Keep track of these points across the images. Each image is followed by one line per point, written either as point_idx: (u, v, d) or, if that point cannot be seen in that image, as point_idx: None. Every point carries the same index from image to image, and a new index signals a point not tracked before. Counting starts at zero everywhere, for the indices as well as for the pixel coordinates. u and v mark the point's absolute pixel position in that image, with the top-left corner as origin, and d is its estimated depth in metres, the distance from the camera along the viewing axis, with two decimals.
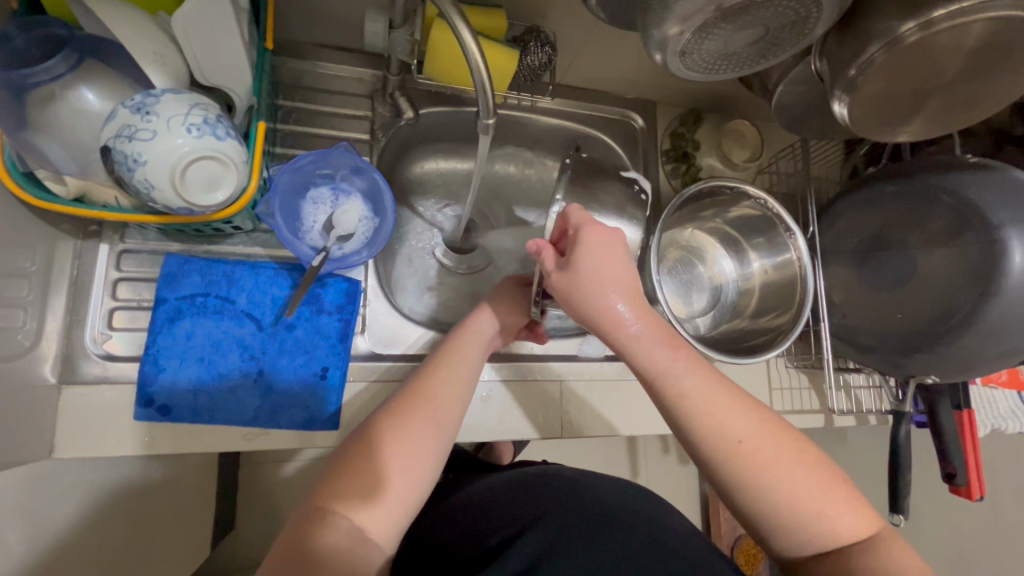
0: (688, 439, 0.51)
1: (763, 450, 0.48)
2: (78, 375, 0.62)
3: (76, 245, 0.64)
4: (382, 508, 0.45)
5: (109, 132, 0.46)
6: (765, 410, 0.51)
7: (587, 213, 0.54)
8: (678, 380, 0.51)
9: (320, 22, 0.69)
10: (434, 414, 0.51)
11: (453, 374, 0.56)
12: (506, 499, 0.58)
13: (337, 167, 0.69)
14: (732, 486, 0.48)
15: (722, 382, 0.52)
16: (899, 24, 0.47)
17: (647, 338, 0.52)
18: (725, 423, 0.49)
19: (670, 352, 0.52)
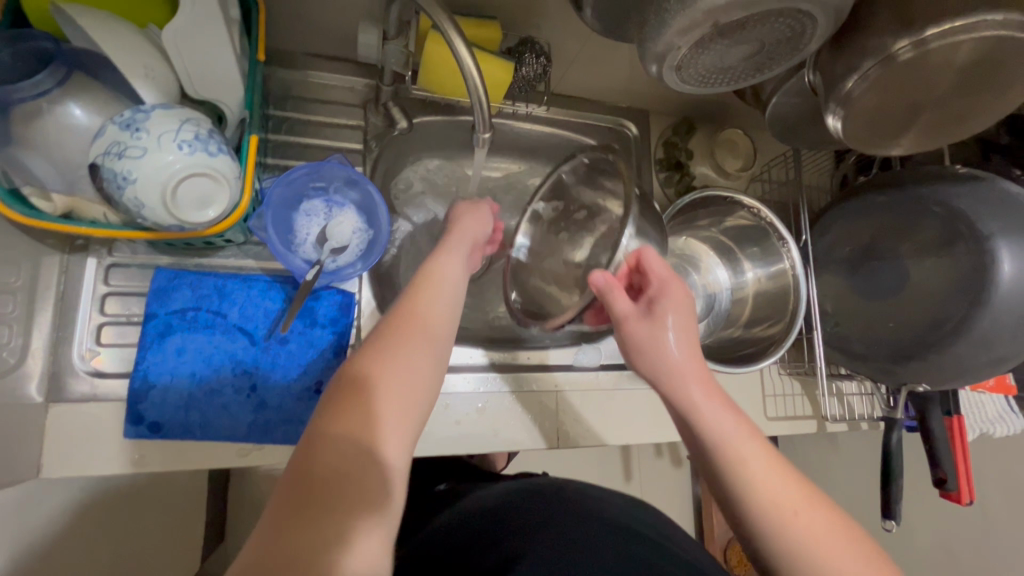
0: (734, 501, 0.46)
1: (816, 527, 0.43)
2: (66, 392, 0.61)
3: (63, 260, 0.63)
4: (391, 423, 0.42)
5: (98, 149, 0.45)
6: (827, 499, 0.45)
7: (668, 266, 0.60)
8: (734, 446, 0.48)
9: (311, 32, 0.69)
10: (431, 337, 0.49)
11: (435, 296, 0.53)
12: (520, 512, 0.57)
13: (331, 179, 0.68)
14: (777, 560, 0.42)
15: (777, 456, 0.48)
16: (893, 42, 0.47)
17: (708, 400, 0.53)
18: (773, 490, 0.45)
19: (734, 416, 0.51)
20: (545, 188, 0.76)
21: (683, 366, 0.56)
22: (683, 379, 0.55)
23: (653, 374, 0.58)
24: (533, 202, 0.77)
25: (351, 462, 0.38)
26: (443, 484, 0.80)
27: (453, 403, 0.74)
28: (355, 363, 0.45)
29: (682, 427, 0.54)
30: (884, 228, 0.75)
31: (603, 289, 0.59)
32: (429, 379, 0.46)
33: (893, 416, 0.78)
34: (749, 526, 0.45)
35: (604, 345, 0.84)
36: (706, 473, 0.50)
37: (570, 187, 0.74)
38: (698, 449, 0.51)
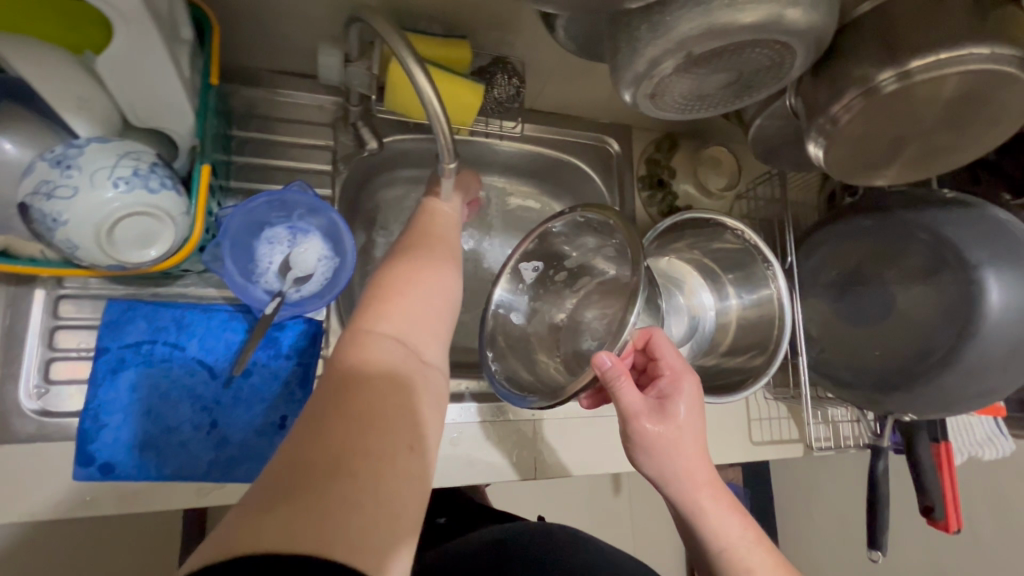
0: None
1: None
2: (12, 433, 0.58)
3: (9, 292, 0.59)
4: (421, 329, 0.44)
5: (26, 187, 0.42)
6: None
7: (683, 358, 0.57)
8: (741, 556, 0.52)
9: (273, 47, 0.65)
10: (445, 256, 0.52)
11: (437, 245, 0.53)
12: (533, 548, 0.56)
13: (293, 206, 0.65)
14: None
15: (780, 561, 0.52)
16: (877, 73, 0.45)
17: (716, 504, 0.54)
18: None
19: (736, 518, 0.54)
20: (531, 244, 0.71)
21: (695, 470, 0.54)
22: (692, 484, 0.54)
23: (661, 475, 0.55)
24: (511, 260, 0.71)
25: (390, 366, 0.40)
26: (440, 518, 0.78)
27: None
28: (367, 304, 0.44)
29: (682, 521, 0.56)
30: (871, 253, 0.73)
31: (615, 378, 0.53)
32: (444, 306, 0.48)
33: (880, 444, 0.77)
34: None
35: None
36: (706, 566, 0.54)
37: (558, 243, 0.73)
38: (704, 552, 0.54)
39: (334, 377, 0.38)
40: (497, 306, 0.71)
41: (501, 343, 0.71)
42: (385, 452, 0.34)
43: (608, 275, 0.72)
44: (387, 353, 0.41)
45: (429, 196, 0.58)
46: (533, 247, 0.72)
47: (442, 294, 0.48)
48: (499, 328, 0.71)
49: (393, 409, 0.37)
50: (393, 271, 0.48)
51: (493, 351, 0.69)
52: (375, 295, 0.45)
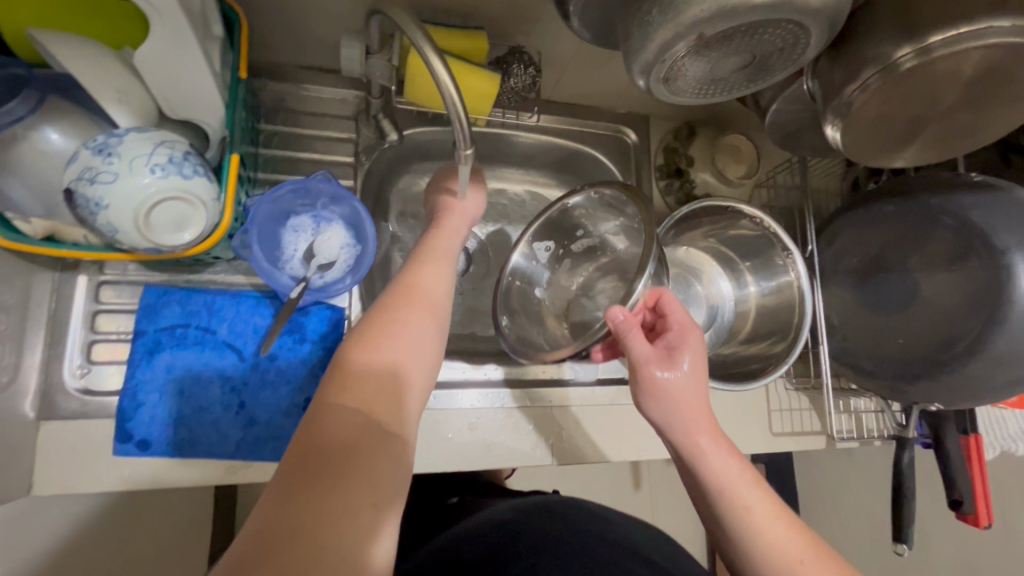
0: (737, 544, 0.48)
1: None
2: (57, 410, 0.61)
3: (55, 278, 0.63)
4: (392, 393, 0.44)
5: (71, 174, 0.45)
6: (828, 548, 0.47)
7: (689, 312, 0.58)
8: (738, 492, 0.50)
9: (299, 43, 0.68)
10: (430, 305, 0.51)
11: (419, 295, 0.51)
12: (534, 525, 0.54)
13: (318, 195, 0.67)
14: None
15: (779, 507, 0.49)
16: (894, 50, 0.45)
17: (715, 446, 0.52)
18: (782, 543, 0.47)
19: (738, 462, 0.52)
20: (546, 219, 0.72)
21: (696, 417, 0.53)
22: (691, 426, 0.53)
23: (667, 422, 0.54)
24: (524, 234, 0.72)
25: (355, 436, 0.40)
26: (455, 497, 0.77)
27: (447, 419, 0.72)
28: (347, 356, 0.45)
29: (683, 468, 0.54)
30: (894, 239, 0.72)
31: (623, 325, 0.55)
32: (421, 369, 0.47)
33: (904, 435, 0.75)
34: (753, 570, 0.47)
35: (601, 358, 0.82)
36: (707, 516, 0.52)
37: (572, 217, 0.74)
38: (702, 495, 0.52)
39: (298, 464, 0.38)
40: (511, 274, 0.73)
41: (515, 304, 0.74)
42: (344, 514, 0.37)
43: (619, 251, 0.72)
44: (351, 434, 0.40)
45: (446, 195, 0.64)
46: (545, 224, 0.73)
47: (417, 356, 0.47)
48: (513, 291, 0.73)
49: (353, 479, 0.38)
50: (367, 325, 0.47)
51: (505, 315, 0.71)
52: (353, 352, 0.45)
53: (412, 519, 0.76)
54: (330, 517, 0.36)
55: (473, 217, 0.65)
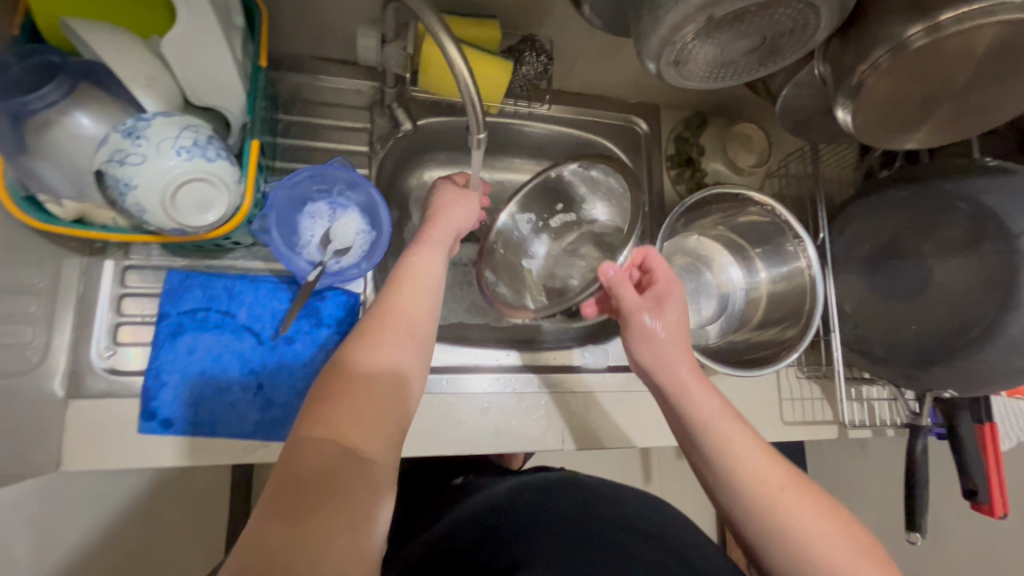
0: (720, 476, 0.51)
1: (802, 504, 0.47)
2: (85, 388, 0.64)
3: (83, 262, 0.65)
4: (369, 421, 0.42)
5: (101, 156, 0.47)
6: (808, 480, 0.49)
7: (672, 268, 0.62)
8: (720, 428, 0.52)
9: (316, 35, 0.70)
10: (411, 326, 0.49)
11: (398, 321, 0.48)
12: (532, 506, 0.53)
13: (334, 182, 0.69)
14: (770, 536, 0.46)
15: (763, 444, 0.51)
16: (905, 29, 0.45)
17: (699, 384, 0.56)
18: (762, 471, 0.49)
19: (719, 397, 0.55)
20: (531, 188, 0.78)
21: (681, 358, 0.58)
22: (676, 363, 0.57)
23: (655, 362, 0.59)
24: (512, 200, 0.78)
25: (329, 466, 0.39)
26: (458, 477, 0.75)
27: (459, 403, 0.73)
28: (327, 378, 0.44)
29: (669, 410, 0.58)
30: (907, 225, 0.71)
31: (612, 278, 0.61)
32: (401, 395, 0.45)
33: (918, 424, 0.75)
34: (733, 498, 0.49)
35: (612, 346, 0.83)
36: (690, 450, 0.54)
37: (557, 188, 0.80)
38: (687, 435, 0.55)
39: (272, 500, 0.37)
40: (496, 238, 0.78)
41: (499, 262, 0.79)
42: (320, 542, 0.36)
43: (600, 221, 0.81)
44: (324, 467, 0.39)
45: (443, 182, 0.65)
46: (530, 192, 0.79)
47: (396, 380, 0.45)
48: (498, 253, 0.78)
49: (328, 507, 0.37)
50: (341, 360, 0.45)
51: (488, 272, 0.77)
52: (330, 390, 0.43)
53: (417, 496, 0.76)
54: (308, 542, 0.35)
55: (462, 230, 0.62)
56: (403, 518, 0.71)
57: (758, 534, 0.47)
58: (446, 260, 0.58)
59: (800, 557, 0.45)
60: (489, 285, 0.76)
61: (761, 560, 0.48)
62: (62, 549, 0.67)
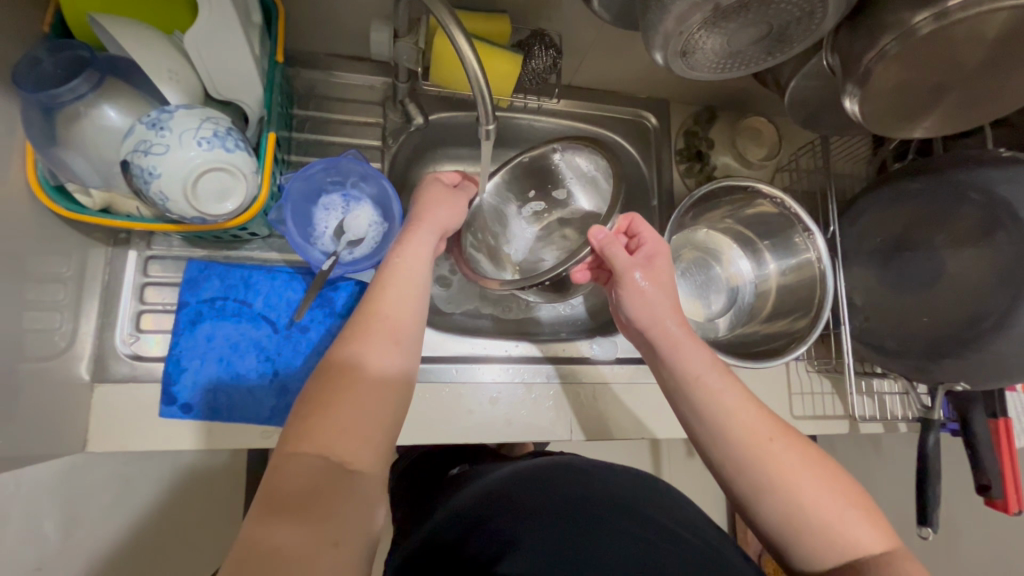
0: (712, 428, 0.54)
1: (788, 453, 0.51)
2: (109, 373, 0.66)
3: (108, 252, 0.68)
4: (353, 430, 0.44)
5: (127, 147, 0.49)
6: (794, 432, 0.53)
7: (657, 231, 0.65)
8: (706, 381, 0.56)
9: (330, 31, 0.71)
10: (396, 332, 0.50)
11: (383, 325, 0.50)
12: (528, 496, 0.53)
13: (347, 174, 0.71)
14: (759, 485, 0.49)
15: (754, 401, 0.55)
16: (913, 16, 0.45)
17: (687, 338, 0.60)
18: (750, 423, 0.53)
19: (709, 354, 0.59)
20: (522, 160, 0.79)
21: (670, 315, 0.61)
22: (667, 320, 0.61)
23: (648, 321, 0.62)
24: (500, 169, 0.77)
25: (315, 478, 0.41)
26: (455, 467, 0.73)
27: (468, 392, 0.75)
28: (317, 384, 0.46)
29: (659, 364, 0.61)
30: (918, 217, 0.71)
31: (603, 243, 0.64)
32: (389, 405, 0.47)
33: (929, 418, 0.74)
34: (722, 448, 0.53)
35: (620, 339, 0.84)
36: (680, 405, 0.57)
37: (542, 169, 0.82)
38: (677, 388, 0.58)
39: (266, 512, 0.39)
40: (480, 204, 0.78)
41: (477, 231, 0.80)
42: (308, 553, 0.38)
43: (586, 207, 0.85)
44: (315, 479, 0.41)
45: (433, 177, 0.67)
46: (519, 165, 0.80)
47: (381, 388, 0.47)
48: (478, 219, 0.79)
49: (318, 516, 0.40)
50: (334, 365, 0.47)
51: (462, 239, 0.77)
52: (321, 393, 0.45)
53: (414, 483, 0.76)
54: (297, 554, 0.38)
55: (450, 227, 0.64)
56: (407, 507, 0.71)
57: (745, 480, 0.50)
58: (432, 257, 0.59)
59: (786, 500, 0.48)
60: (466, 251, 0.77)
61: (746, 505, 0.51)
62: (87, 529, 0.70)
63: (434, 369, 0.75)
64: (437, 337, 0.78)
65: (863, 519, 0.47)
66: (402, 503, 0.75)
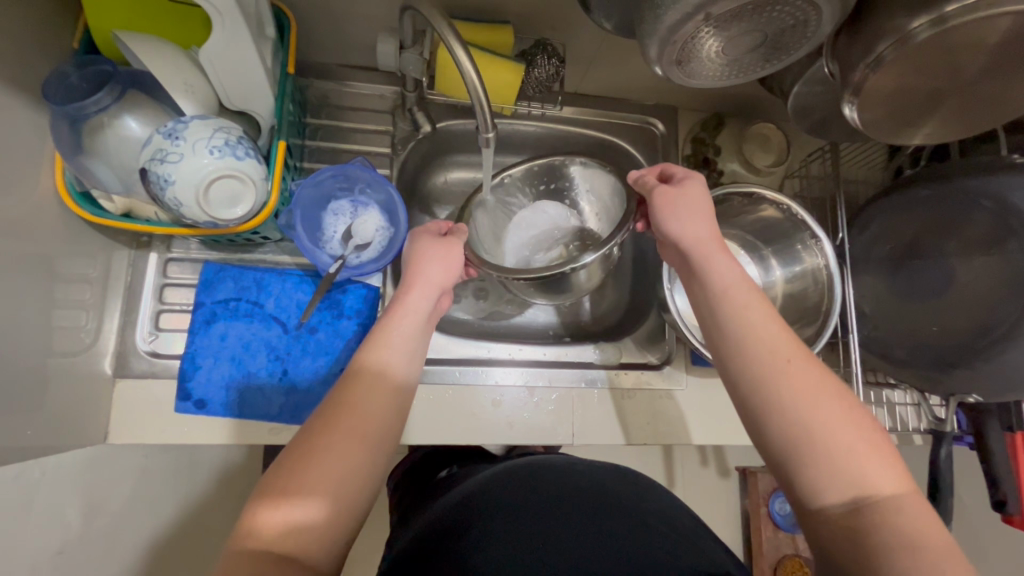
0: (733, 343, 0.51)
1: (806, 377, 0.47)
2: (130, 369, 0.69)
3: (131, 254, 0.71)
4: (309, 519, 0.42)
5: (146, 155, 0.53)
6: (818, 360, 0.49)
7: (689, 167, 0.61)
8: (735, 294, 0.53)
9: (342, 43, 0.74)
10: (368, 426, 0.47)
11: (357, 415, 0.47)
12: (511, 490, 0.55)
13: (355, 181, 0.73)
14: (771, 404, 0.47)
15: (782, 324, 0.51)
16: (911, 22, 0.45)
17: (721, 252, 0.55)
18: (773, 342, 0.50)
19: (740, 269, 0.54)
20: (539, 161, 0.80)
21: (704, 229, 0.56)
22: (699, 235, 0.56)
23: (679, 233, 0.57)
24: (515, 163, 0.79)
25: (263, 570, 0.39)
26: (443, 471, 0.74)
27: (473, 394, 0.76)
28: (285, 462, 0.44)
29: (689, 277, 0.57)
30: (930, 224, 0.70)
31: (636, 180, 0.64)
32: (354, 494, 0.44)
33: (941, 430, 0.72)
34: (741, 361, 0.50)
35: (625, 344, 0.84)
36: (704, 317, 0.55)
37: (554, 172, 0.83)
38: (704, 300, 0.55)
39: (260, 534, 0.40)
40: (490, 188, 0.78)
41: (482, 216, 0.80)
42: None
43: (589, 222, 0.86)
44: (302, 509, 0.42)
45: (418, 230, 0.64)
46: (535, 167, 0.81)
47: (348, 475, 0.44)
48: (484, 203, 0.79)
49: None
50: (304, 445, 0.45)
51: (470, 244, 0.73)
52: (319, 426, 0.46)
53: (411, 484, 0.77)
54: None
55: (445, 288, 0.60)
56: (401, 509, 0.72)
57: (755, 399, 0.48)
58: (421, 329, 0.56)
59: (795, 423, 0.46)
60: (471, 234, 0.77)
61: (753, 425, 0.49)
62: None
63: (438, 371, 0.76)
64: (446, 339, 0.79)
65: (878, 456, 0.44)
66: (397, 508, 0.75)
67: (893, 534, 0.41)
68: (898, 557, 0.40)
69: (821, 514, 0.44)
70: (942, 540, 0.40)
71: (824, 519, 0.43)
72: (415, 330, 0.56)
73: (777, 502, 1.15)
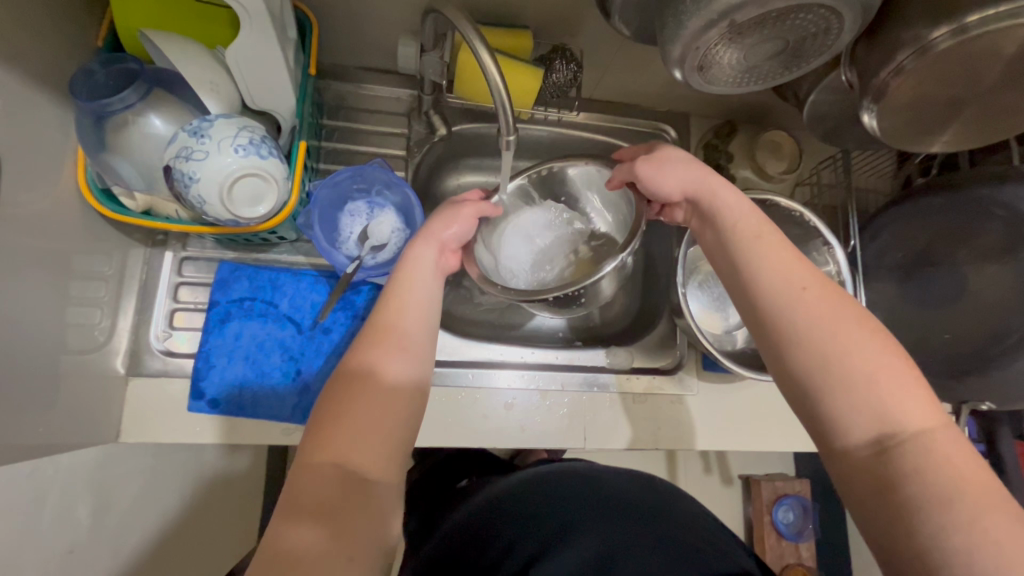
0: (746, 282, 0.50)
1: (823, 303, 0.46)
2: (143, 367, 0.69)
3: (146, 252, 0.71)
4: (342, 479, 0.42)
5: (170, 153, 0.53)
6: (838, 290, 0.47)
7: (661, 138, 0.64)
8: (741, 230, 0.52)
9: (360, 45, 0.74)
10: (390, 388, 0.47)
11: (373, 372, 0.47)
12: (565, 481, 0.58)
13: (372, 182, 0.74)
14: (786, 339, 0.46)
15: (796, 255, 0.50)
16: (930, 32, 0.46)
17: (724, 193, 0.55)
18: (786, 273, 0.48)
19: (750, 207, 0.54)
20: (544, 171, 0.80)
21: (700, 179, 0.57)
22: (701, 181, 0.57)
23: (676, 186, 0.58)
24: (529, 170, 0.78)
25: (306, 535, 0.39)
26: (463, 481, 0.73)
27: (484, 396, 0.76)
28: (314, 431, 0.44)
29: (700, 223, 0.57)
30: (942, 232, 0.71)
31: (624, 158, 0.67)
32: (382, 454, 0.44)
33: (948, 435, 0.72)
34: (754, 298, 0.49)
35: (636, 350, 0.84)
36: (721, 259, 0.53)
37: (557, 182, 0.83)
38: (717, 243, 0.54)
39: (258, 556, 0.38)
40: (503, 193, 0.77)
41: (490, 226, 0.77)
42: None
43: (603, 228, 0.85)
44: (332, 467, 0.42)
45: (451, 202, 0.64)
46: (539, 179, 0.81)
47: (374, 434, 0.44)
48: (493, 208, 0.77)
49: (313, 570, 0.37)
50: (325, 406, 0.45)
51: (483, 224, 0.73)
52: (315, 424, 0.44)
53: (424, 493, 0.76)
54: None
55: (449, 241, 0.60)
56: (419, 519, 0.71)
57: (772, 333, 0.47)
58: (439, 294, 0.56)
59: (813, 351, 0.44)
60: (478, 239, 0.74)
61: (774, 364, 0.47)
62: None
63: (450, 372, 0.76)
64: (458, 341, 0.79)
65: (904, 383, 0.42)
66: (413, 515, 0.75)
67: (922, 472, 0.38)
68: (926, 507, 0.37)
69: (847, 456, 0.42)
70: (978, 480, 0.38)
71: (851, 462, 0.42)
72: (424, 290, 0.55)
73: (780, 511, 1.15)
